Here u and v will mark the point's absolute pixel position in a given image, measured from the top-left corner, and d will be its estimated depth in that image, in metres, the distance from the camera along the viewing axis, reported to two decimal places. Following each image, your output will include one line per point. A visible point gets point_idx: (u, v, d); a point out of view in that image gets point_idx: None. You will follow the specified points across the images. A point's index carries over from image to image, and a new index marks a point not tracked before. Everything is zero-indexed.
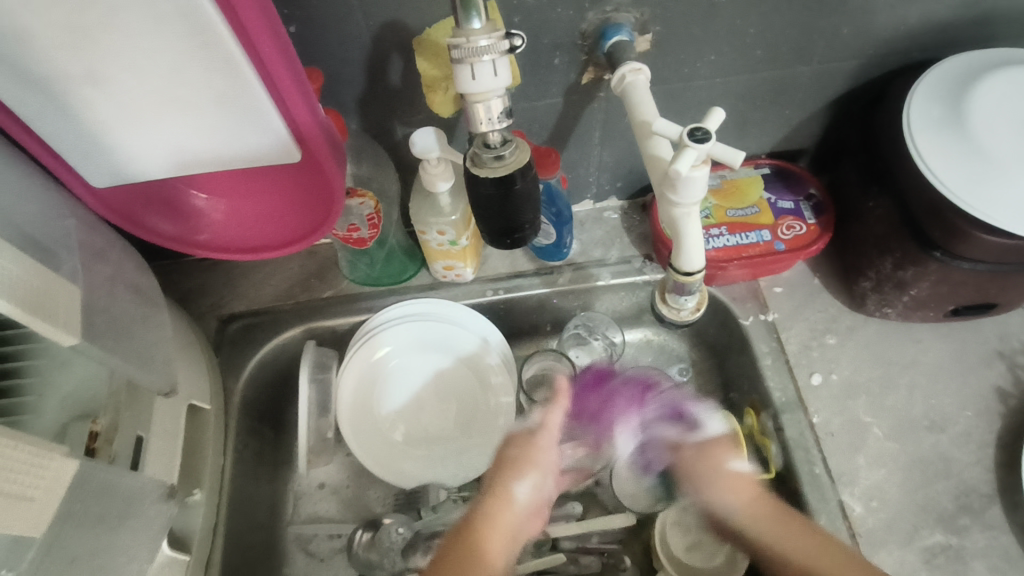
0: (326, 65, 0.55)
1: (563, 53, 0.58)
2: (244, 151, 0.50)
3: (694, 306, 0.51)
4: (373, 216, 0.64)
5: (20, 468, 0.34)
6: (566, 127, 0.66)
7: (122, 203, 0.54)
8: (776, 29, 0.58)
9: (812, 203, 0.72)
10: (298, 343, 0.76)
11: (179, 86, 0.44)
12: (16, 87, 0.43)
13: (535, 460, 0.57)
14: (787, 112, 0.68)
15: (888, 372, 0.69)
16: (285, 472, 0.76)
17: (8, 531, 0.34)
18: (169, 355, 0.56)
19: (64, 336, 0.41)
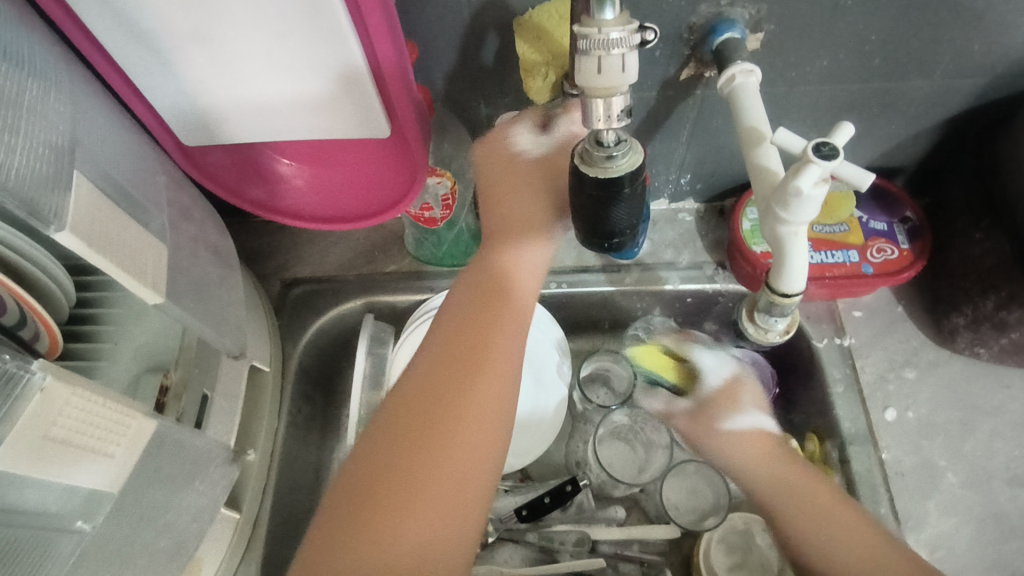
0: (421, 38, 0.53)
1: (665, 46, 0.54)
2: (335, 121, 0.49)
3: (784, 329, 0.52)
4: (447, 198, 0.63)
5: (109, 424, 0.35)
6: (654, 123, 0.63)
7: (211, 161, 0.54)
8: (901, 37, 0.54)
9: (907, 227, 0.67)
10: (356, 315, 0.76)
11: (282, 52, 0.43)
12: (126, 40, 0.43)
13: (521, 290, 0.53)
14: (894, 128, 0.63)
15: (971, 416, 0.65)
16: (332, 440, 0.76)
17: (87, 484, 0.34)
18: (239, 318, 0.56)
19: (152, 295, 0.41)
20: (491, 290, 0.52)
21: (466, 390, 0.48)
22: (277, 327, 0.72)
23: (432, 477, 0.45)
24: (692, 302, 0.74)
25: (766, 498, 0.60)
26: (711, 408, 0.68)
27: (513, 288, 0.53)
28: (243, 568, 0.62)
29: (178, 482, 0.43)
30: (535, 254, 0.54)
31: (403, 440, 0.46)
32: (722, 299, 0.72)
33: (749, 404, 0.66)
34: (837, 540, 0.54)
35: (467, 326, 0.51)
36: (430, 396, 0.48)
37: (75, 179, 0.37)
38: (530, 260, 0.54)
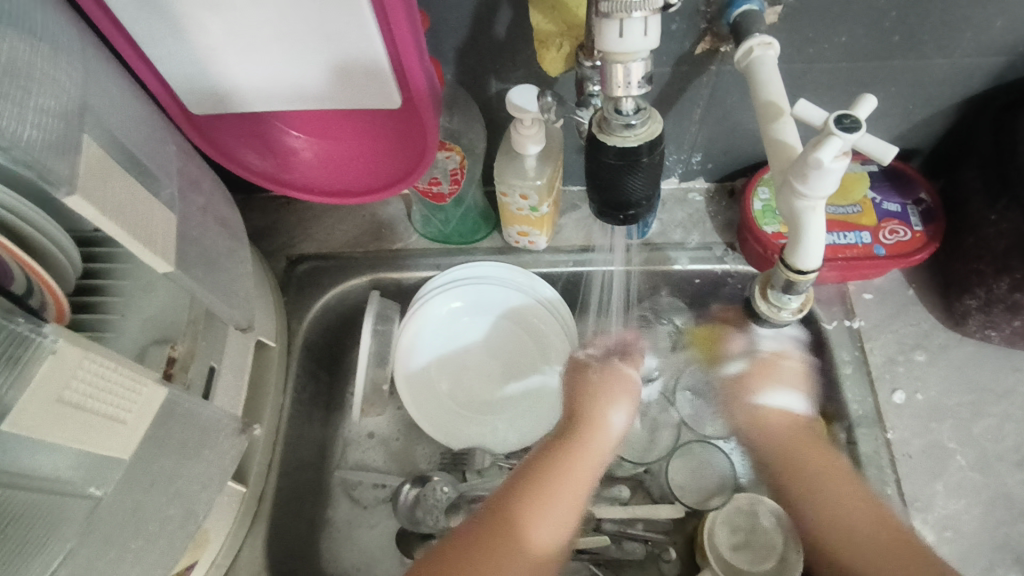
0: (433, 9, 0.52)
1: (681, 20, 0.53)
2: (346, 91, 0.48)
3: (797, 307, 0.51)
4: (457, 172, 0.62)
5: (120, 389, 0.34)
6: (667, 101, 0.62)
7: (220, 132, 0.53)
8: (922, 13, 0.53)
9: (921, 209, 0.66)
10: (363, 292, 0.76)
11: (293, 20, 0.42)
12: (135, 6, 0.42)
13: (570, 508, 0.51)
14: (911, 108, 0.62)
15: (980, 398, 0.65)
16: (338, 417, 0.76)
17: (100, 450, 0.34)
18: (248, 291, 0.55)
19: (162, 264, 0.41)
20: (570, 443, 0.55)
21: (530, 521, 0.49)
22: (284, 303, 0.72)
23: (517, 548, 0.48)
24: (700, 283, 0.74)
25: (812, 494, 0.58)
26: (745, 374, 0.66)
27: (587, 437, 0.56)
28: (250, 540, 0.62)
29: (188, 452, 0.43)
30: (613, 411, 0.58)
31: (496, 520, 0.49)
32: (730, 280, 0.72)
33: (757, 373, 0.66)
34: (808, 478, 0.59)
35: (556, 460, 0.53)
36: (513, 506, 0.50)
37: (85, 143, 0.36)
38: (619, 413, 0.58)
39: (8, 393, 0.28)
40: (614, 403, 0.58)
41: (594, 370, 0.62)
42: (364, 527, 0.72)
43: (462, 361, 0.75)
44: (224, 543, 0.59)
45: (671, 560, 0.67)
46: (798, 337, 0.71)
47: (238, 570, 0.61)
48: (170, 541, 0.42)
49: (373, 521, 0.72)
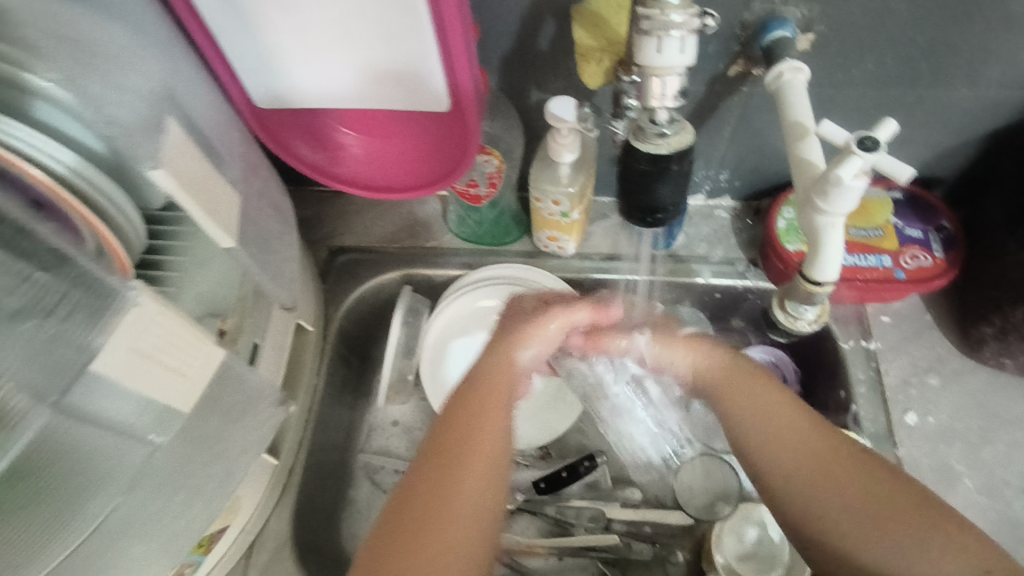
0: (483, 20, 0.56)
1: (717, 41, 0.56)
2: (398, 92, 0.52)
3: (813, 318, 0.53)
4: (493, 176, 0.66)
5: (183, 345, 0.38)
6: (699, 117, 0.64)
7: (279, 125, 0.57)
8: (949, 44, 0.55)
9: (942, 236, 0.68)
10: (395, 286, 0.79)
11: (356, 23, 0.46)
12: (219, 6, 0.46)
13: (506, 377, 0.54)
14: (936, 137, 0.64)
15: (991, 424, 0.66)
16: (364, 403, 0.80)
17: (163, 398, 0.38)
18: (293, 273, 0.59)
19: (225, 238, 0.45)
20: (501, 372, 0.54)
21: (456, 421, 0.50)
22: (321, 291, 0.75)
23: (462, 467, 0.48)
24: (721, 297, 0.76)
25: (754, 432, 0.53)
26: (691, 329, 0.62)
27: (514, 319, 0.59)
28: (275, 512, 0.65)
29: (233, 415, 0.46)
30: (539, 347, 0.58)
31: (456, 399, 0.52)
32: (751, 296, 0.74)
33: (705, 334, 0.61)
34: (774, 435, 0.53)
35: (491, 375, 0.54)
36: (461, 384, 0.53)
37: (168, 124, 0.40)
38: (540, 342, 0.58)
39: (95, 338, 0.33)
40: (537, 338, 0.58)
41: (523, 301, 0.61)
42: (383, 510, 0.75)
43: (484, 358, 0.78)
44: (254, 512, 0.63)
45: (678, 562, 0.69)
46: (816, 355, 0.73)
47: (264, 538, 0.64)
48: (210, 496, 0.46)
49: None
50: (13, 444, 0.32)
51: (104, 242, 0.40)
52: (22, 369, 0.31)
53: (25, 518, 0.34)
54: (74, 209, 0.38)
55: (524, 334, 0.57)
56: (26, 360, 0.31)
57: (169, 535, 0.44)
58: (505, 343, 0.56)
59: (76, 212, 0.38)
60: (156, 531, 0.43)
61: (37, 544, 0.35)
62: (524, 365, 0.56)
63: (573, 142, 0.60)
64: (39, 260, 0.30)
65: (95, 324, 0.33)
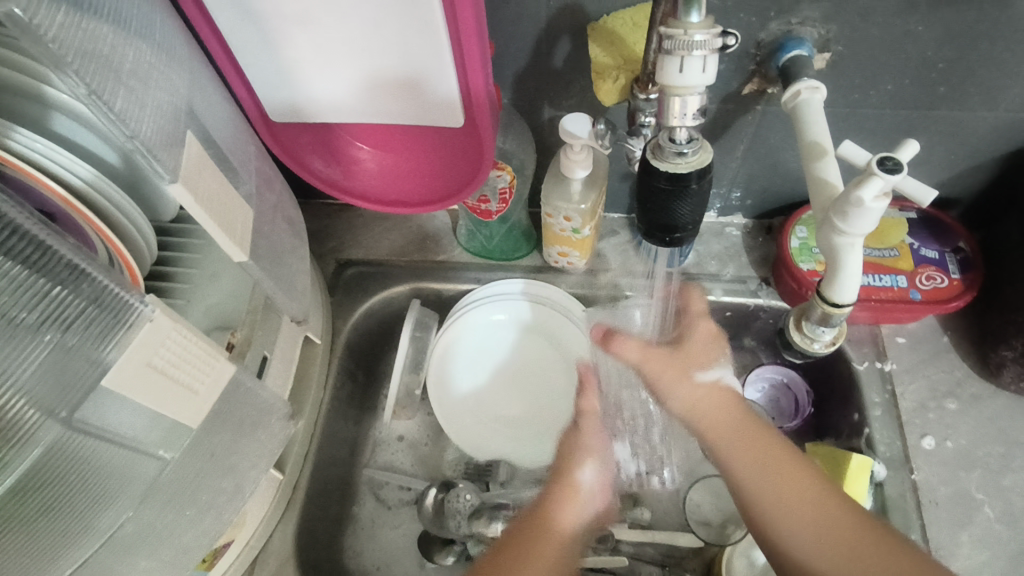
0: (498, 36, 0.56)
1: (731, 60, 0.56)
2: (414, 107, 0.51)
3: (829, 340, 0.52)
4: (505, 191, 0.65)
5: (195, 361, 0.38)
6: (712, 136, 0.64)
7: (293, 138, 0.57)
8: (968, 66, 0.54)
9: (959, 258, 0.67)
10: (403, 300, 0.79)
11: (374, 38, 0.46)
12: (236, 20, 0.46)
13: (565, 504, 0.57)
14: (953, 158, 0.64)
15: (1011, 450, 0.65)
16: (370, 418, 0.79)
17: (173, 415, 0.37)
18: (304, 287, 0.59)
19: (237, 252, 0.44)
20: (562, 493, 0.57)
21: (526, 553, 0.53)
22: (330, 304, 0.75)
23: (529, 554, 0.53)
24: (732, 315, 0.75)
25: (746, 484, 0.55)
26: (688, 355, 0.63)
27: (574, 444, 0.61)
28: (280, 528, 0.64)
29: (242, 431, 0.46)
30: (596, 469, 0.60)
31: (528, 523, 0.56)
32: (763, 314, 0.73)
33: (699, 361, 0.62)
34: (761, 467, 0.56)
35: (558, 498, 0.57)
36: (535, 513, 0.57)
37: (188, 137, 0.40)
38: (597, 460, 0.60)
39: (110, 352, 0.33)
40: (591, 458, 0.60)
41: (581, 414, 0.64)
42: (388, 526, 0.74)
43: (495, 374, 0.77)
44: (258, 527, 0.62)
45: None
46: (829, 376, 0.72)
47: (268, 555, 0.63)
48: (218, 513, 0.45)
49: (396, 522, 0.74)
50: (21, 461, 0.31)
51: (116, 254, 0.41)
52: (35, 383, 0.31)
53: (48, 532, 0.34)
54: (88, 220, 0.39)
55: (579, 455, 0.60)
56: (40, 373, 0.31)
57: (176, 551, 0.43)
58: (563, 467, 0.60)
59: (91, 223, 0.39)
60: (164, 547, 0.42)
61: (43, 564, 0.34)
62: (587, 485, 0.59)
63: (587, 158, 0.60)
64: (53, 275, 0.31)
65: (110, 339, 0.33)
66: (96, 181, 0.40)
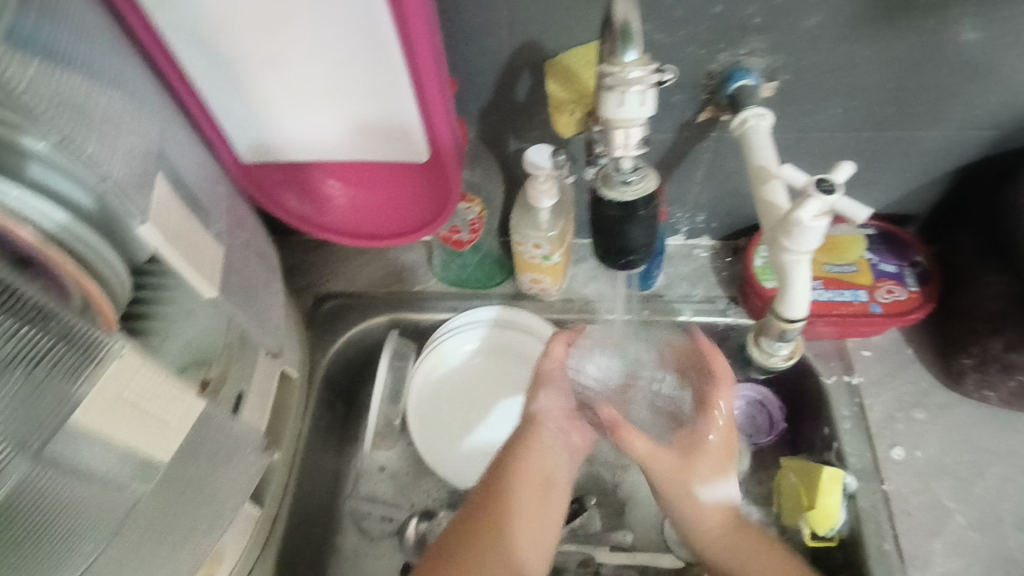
0: (461, 74, 0.58)
1: (685, 91, 0.59)
2: (380, 143, 0.53)
3: (786, 353, 0.54)
4: (475, 222, 0.67)
5: (165, 395, 0.38)
6: (673, 163, 0.67)
7: (265, 176, 0.59)
8: (906, 90, 0.58)
9: (917, 271, 0.70)
10: (382, 331, 0.80)
11: (338, 80, 0.48)
12: (205, 66, 0.48)
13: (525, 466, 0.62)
14: (902, 176, 0.67)
15: (979, 458, 0.66)
16: (351, 450, 0.79)
17: (142, 447, 0.38)
18: (278, 322, 0.60)
19: (208, 288, 0.46)
20: (525, 437, 0.64)
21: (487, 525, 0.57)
22: (308, 337, 0.76)
23: (500, 550, 0.56)
24: (704, 335, 0.76)
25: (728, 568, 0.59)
26: (692, 466, 0.63)
27: (539, 431, 0.64)
28: None
29: (215, 466, 0.46)
30: (553, 398, 0.66)
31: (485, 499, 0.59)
32: (732, 333, 0.75)
33: (704, 475, 0.62)
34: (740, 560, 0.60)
35: (522, 440, 0.63)
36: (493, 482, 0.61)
37: (158, 179, 0.42)
38: (552, 394, 0.66)
39: (83, 385, 0.33)
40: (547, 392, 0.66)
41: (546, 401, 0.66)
42: (370, 558, 0.73)
43: (473, 400, 0.78)
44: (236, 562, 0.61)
45: None
46: (800, 389, 0.74)
47: None
48: (192, 549, 0.45)
49: (378, 555, 0.74)
50: None
51: (92, 299, 0.41)
52: (6, 418, 0.31)
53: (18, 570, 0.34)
54: (62, 264, 0.39)
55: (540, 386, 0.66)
56: (9, 406, 0.31)
57: None
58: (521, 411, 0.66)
59: (66, 269, 0.40)
60: None
61: None
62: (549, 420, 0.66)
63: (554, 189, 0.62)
64: (23, 313, 0.31)
65: (82, 373, 0.33)
66: (65, 228, 0.41)
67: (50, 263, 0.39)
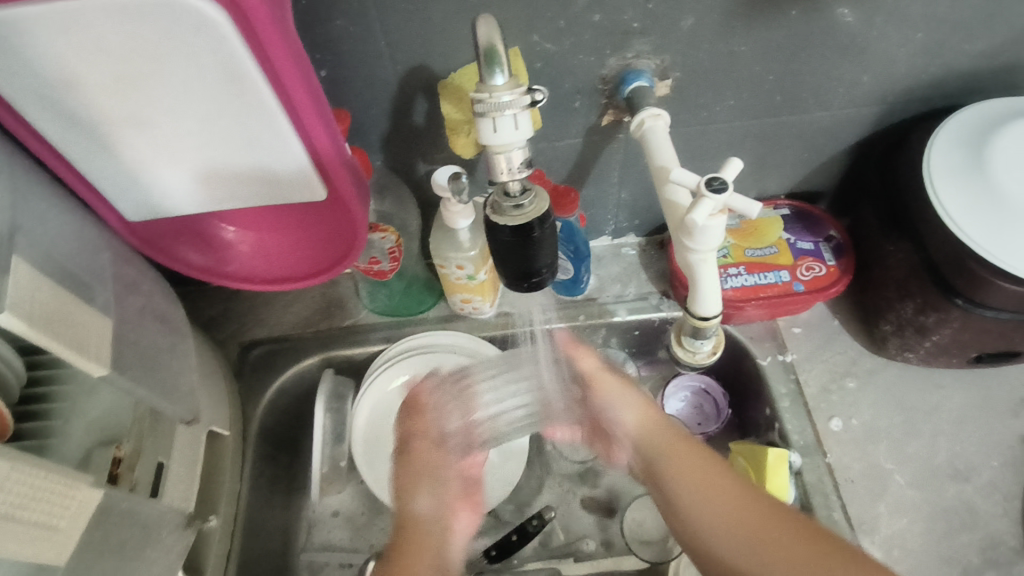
0: (354, 105, 0.57)
1: (583, 97, 0.59)
2: (271, 189, 0.51)
3: (710, 349, 0.55)
4: (394, 250, 0.65)
5: (50, 495, 0.35)
6: (585, 167, 0.67)
7: (160, 235, 0.55)
8: (794, 75, 0.59)
9: (832, 245, 0.72)
10: (316, 372, 0.77)
11: (213, 129, 0.46)
12: (66, 132, 0.45)
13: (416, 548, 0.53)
14: (806, 155, 0.68)
15: (910, 417, 0.68)
16: (299, 498, 0.76)
17: (31, 558, 0.35)
18: (192, 383, 0.57)
19: (98, 367, 0.43)
20: (407, 538, 0.54)
21: None
22: (237, 390, 0.73)
23: None
24: (641, 333, 0.77)
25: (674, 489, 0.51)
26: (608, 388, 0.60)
27: (417, 524, 0.56)
28: None
29: (130, 551, 0.43)
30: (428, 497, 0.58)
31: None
32: (668, 327, 0.75)
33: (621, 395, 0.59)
34: (716, 520, 0.48)
35: (403, 536, 0.54)
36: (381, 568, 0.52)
37: (14, 262, 0.38)
38: (433, 488, 0.59)
39: None
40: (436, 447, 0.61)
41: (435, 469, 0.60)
42: None
43: None
44: None
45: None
46: (740, 374, 0.75)
47: None
48: None
49: None
50: None
51: None
52: None
53: None
54: None
55: (416, 474, 0.59)
56: None
57: None
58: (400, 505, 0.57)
59: None
60: None
61: None
62: (429, 517, 0.57)
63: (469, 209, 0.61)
64: None
65: None
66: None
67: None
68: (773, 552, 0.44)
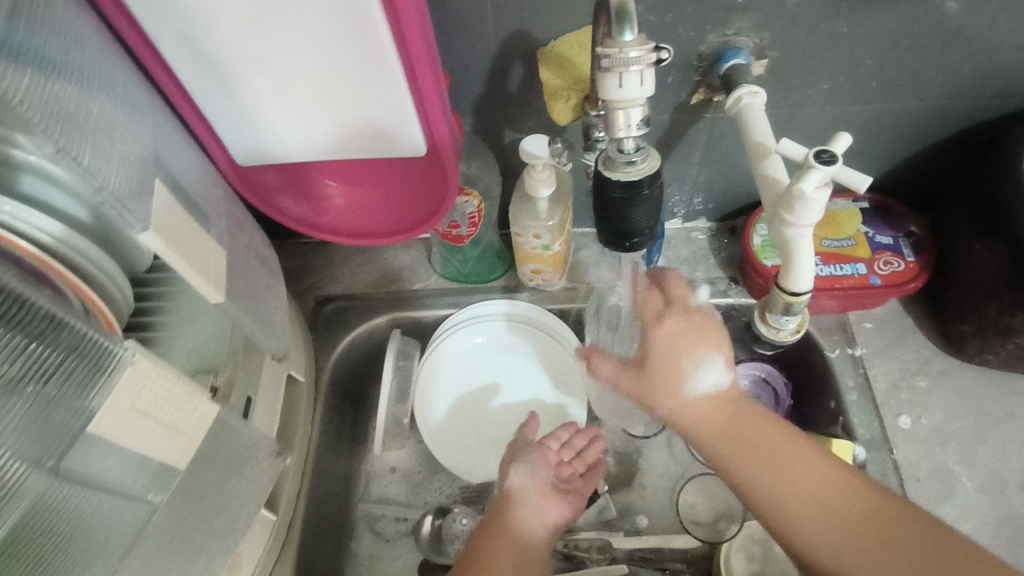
0: (453, 66, 0.58)
1: (677, 73, 0.59)
2: (375, 140, 0.53)
3: (794, 328, 0.54)
4: (474, 216, 0.67)
5: (180, 401, 0.38)
6: (668, 145, 0.67)
7: (263, 183, 0.59)
8: (894, 62, 0.58)
9: (912, 241, 0.70)
10: (385, 331, 0.80)
11: (331, 77, 0.48)
12: (198, 71, 0.48)
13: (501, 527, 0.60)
14: (894, 147, 0.67)
15: (981, 421, 0.67)
16: (361, 451, 0.78)
17: (159, 458, 0.38)
18: (282, 324, 0.60)
19: (214, 293, 0.46)
20: (501, 514, 0.61)
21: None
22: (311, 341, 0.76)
23: None
24: None
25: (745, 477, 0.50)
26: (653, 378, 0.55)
27: (512, 504, 0.62)
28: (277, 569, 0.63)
29: (231, 468, 0.46)
30: (524, 473, 0.66)
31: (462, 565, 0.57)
32: (735, 313, 0.75)
33: (673, 377, 0.54)
34: (794, 497, 0.48)
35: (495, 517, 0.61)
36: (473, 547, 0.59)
37: (155, 185, 0.41)
38: (524, 472, 0.66)
39: (93, 399, 0.33)
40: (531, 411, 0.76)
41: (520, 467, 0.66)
42: (386, 561, 0.72)
43: (479, 394, 0.78)
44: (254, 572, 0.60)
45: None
46: (806, 365, 0.74)
47: None
48: (212, 555, 0.45)
49: (395, 557, 0.72)
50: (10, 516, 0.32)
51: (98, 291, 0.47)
52: (20, 435, 0.31)
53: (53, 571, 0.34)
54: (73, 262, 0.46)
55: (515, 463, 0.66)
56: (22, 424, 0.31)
57: None
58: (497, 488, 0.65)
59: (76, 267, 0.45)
60: None
61: None
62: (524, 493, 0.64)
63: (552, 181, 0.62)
64: (30, 328, 0.31)
65: (92, 387, 0.33)
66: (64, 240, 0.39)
67: (48, 272, 0.38)
68: (863, 539, 0.46)
